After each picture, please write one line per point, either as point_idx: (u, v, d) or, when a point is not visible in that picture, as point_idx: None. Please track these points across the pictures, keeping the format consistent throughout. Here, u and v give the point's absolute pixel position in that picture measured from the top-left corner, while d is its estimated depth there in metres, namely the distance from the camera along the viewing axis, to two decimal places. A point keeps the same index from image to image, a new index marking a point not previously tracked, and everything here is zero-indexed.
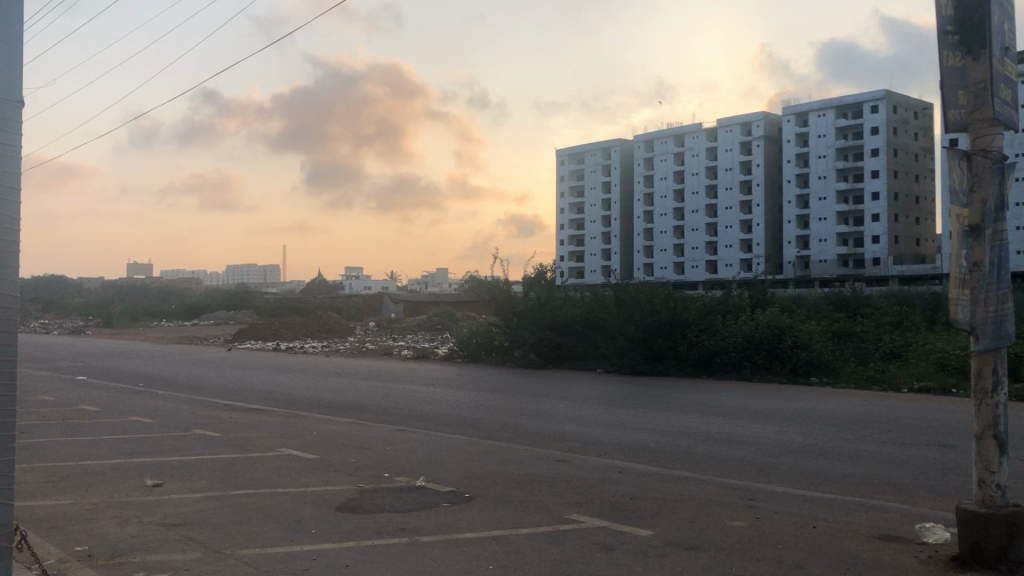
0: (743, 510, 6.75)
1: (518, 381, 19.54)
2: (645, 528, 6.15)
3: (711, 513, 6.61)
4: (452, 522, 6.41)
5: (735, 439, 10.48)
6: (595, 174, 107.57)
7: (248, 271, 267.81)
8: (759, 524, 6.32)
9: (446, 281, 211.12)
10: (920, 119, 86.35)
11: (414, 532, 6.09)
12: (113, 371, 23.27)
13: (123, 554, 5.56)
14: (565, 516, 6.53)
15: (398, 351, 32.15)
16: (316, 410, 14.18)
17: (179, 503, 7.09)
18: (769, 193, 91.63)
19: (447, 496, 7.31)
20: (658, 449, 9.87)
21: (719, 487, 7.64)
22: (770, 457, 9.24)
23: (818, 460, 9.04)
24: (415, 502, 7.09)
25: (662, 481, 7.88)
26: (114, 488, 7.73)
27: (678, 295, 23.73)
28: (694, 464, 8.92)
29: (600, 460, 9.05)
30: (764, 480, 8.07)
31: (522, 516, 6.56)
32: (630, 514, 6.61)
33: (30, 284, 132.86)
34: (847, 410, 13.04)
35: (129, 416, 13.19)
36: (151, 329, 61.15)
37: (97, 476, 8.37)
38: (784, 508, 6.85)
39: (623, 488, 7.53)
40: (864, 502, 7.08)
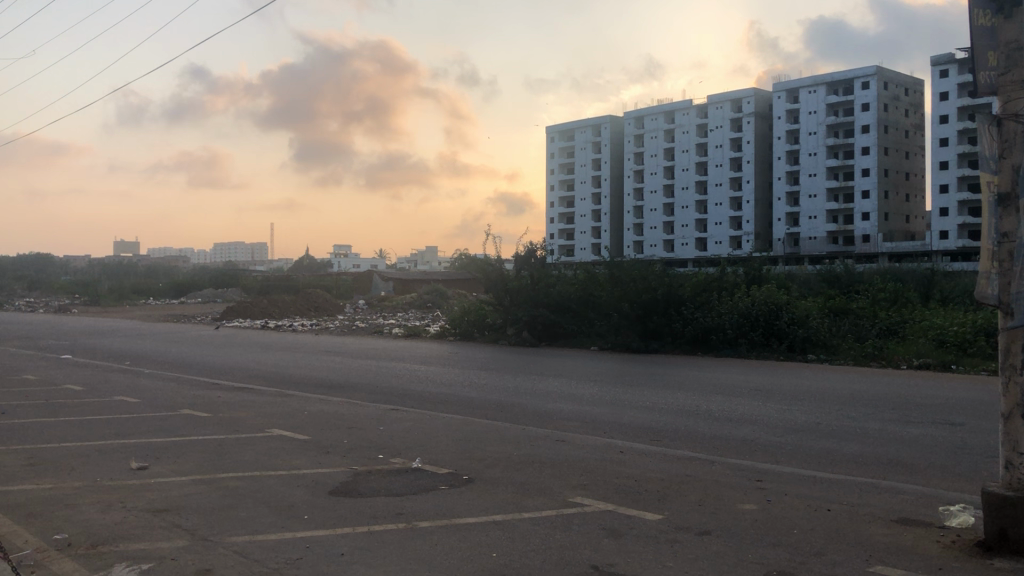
0: (754, 492, 6.63)
1: (509, 359, 19.40)
2: (655, 512, 6.02)
3: (722, 496, 6.49)
4: (452, 505, 6.27)
5: (735, 417, 10.39)
6: (585, 151, 107.20)
7: (236, 252, 266.75)
8: (771, 507, 6.20)
9: (435, 259, 210.70)
10: (910, 96, 86.33)
11: (412, 517, 5.94)
12: (99, 349, 23.08)
13: (104, 542, 5.39)
14: (568, 499, 6.39)
15: (388, 329, 32.02)
16: (308, 389, 14.06)
17: (165, 486, 6.93)
18: (760, 170, 91.49)
19: (445, 478, 7.18)
20: (659, 427, 9.78)
21: (725, 467, 7.54)
22: (774, 436, 9.14)
23: (823, 439, 8.96)
24: (412, 484, 6.96)
25: (665, 461, 7.77)
26: (98, 471, 7.55)
27: (672, 272, 23.60)
28: (697, 443, 8.83)
29: (601, 440, 8.92)
30: (772, 460, 7.95)
31: (525, 499, 6.42)
32: (637, 496, 6.48)
33: (13, 262, 131.82)
34: (844, 387, 13.03)
35: (114, 396, 12.99)
36: (137, 307, 60.74)
37: (80, 458, 8.19)
38: (795, 490, 6.74)
39: (626, 469, 7.41)
40: (875, 483, 6.97)
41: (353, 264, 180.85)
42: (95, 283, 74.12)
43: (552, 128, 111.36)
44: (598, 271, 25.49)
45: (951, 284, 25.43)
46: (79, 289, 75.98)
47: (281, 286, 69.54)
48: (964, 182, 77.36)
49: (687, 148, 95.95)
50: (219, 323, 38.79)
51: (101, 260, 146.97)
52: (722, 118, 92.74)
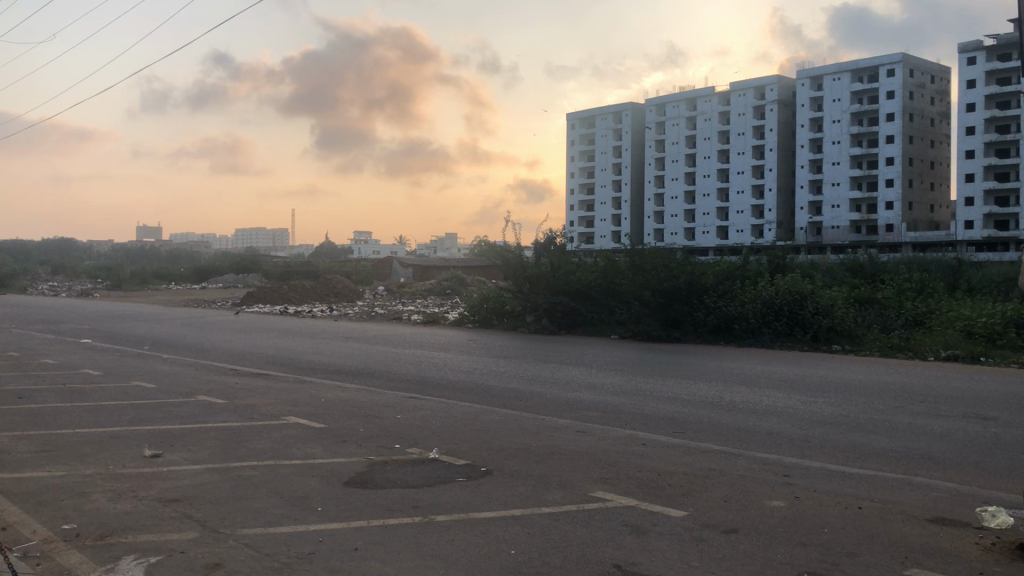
0: (781, 488, 6.50)
1: (529, 347, 19.31)
2: (679, 508, 5.90)
3: (747, 492, 6.36)
4: (468, 498, 6.19)
5: (759, 409, 10.24)
6: (606, 138, 106.66)
7: (257, 237, 268.24)
8: (799, 504, 6.07)
9: (455, 245, 210.91)
10: (937, 83, 85.20)
11: (429, 511, 5.86)
12: (118, 334, 23.24)
13: (113, 534, 5.34)
14: (589, 493, 6.29)
15: (407, 315, 32.01)
16: (325, 375, 14.04)
17: (178, 475, 6.90)
18: (782, 158, 90.70)
19: (463, 470, 7.10)
20: (681, 418, 9.66)
21: (750, 461, 7.41)
22: (799, 429, 8.98)
23: (850, 431, 8.81)
24: (429, 476, 6.88)
25: (689, 454, 7.65)
26: (111, 459, 7.53)
27: (695, 261, 23.40)
28: (720, 435, 8.69)
29: (622, 431, 8.81)
30: (798, 454, 7.81)
31: (545, 493, 6.32)
32: (660, 491, 6.37)
33: (38, 246, 133.47)
34: (870, 378, 12.85)
35: (132, 381, 13.04)
36: (159, 291, 61.09)
37: (94, 444, 8.18)
38: (823, 486, 6.60)
39: (649, 462, 7.29)
40: (906, 479, 6.82)
41: (373, 251, 181.34)
42: (117, 268, 74.73)
43: (572, 114, 110.80)
44: (619, 258, 25.32)
45: (978, 274, 25.05)
46: (101, 273, 76.63)
47: (301, 272, 69.83)
48: (990, 171, 76.34)
49: (709, 135, 95.27)
50: (239, 308, 38.96)
51: (124, 244, 147.97)
52: (745, 105, 91.94)
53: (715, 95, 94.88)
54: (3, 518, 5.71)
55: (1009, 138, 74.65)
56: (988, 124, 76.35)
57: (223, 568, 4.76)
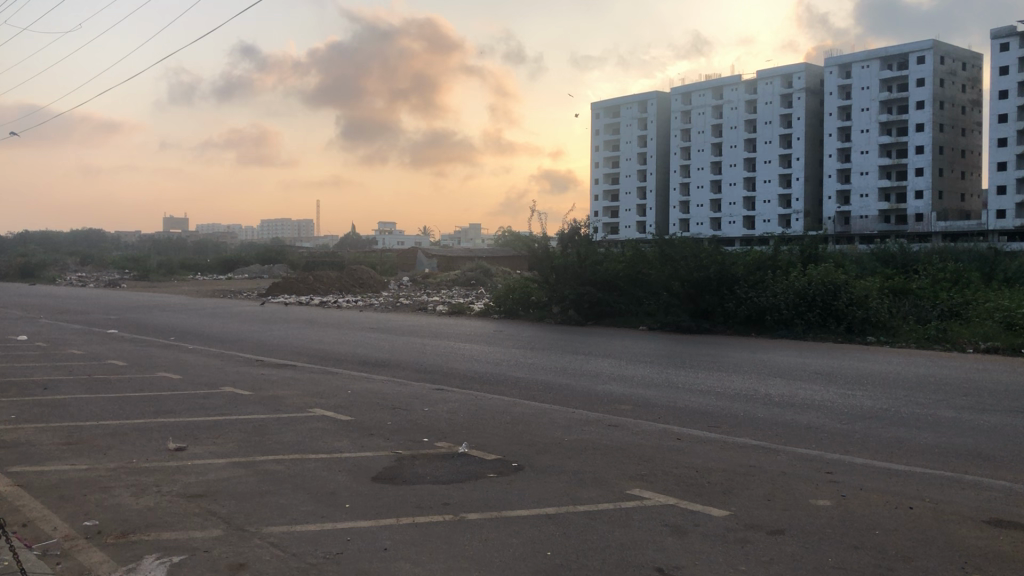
0: (826, 486, 6.33)
1: (555, 338, 19.16)
2: (722, 508, 5.76)
3: (792, 490, 6.19)
4: (500, 495, 6.07)
5: (796, 402, 10.06)
6: (631, 128, 106.01)
7: (283, 227, 269.58)
8: (847, 503, 5.90)
9: (478, 236, 210.89)
10: (968, 71, 83.91)
11: (459, 508, 5.75)
12: (145, 324, 23.36)
13: (135, 531, 5.28)
14: (625, 491, 6.16)
15: (432, 306, 31.95)
16: (351, 366, 13.99)
17: (202, 469, 6.84)
18: (810, 147, 89.74)
19: (494, 465, 6.98)
20: (715, 412, 9.50)
21: (790, 457, 7.26)
22: (840, 423, 8.79)
23: (892, 426, 8.61)
24: (459, 471, 6.77)
25: (726, 450, 7.51)
26: (135, 452, 7.49)
27: (725, 251, 23.13)
28: (756, 429, 8.53)
29: (656, 425, 8.67)
30: (840, 450, 7.63)
31: (580, 490, 6.20)
32: (699, 489, 6.23)
33: (66, 238, 134.90)
34: (909, 371, 12.60)
35: (157, 371, 13.06)
36: (186, 282, 61.41)
37: (118, 437, 8.15)
38: (869, 484, 6.43)
39: (686, 458, 7.15)
40: (954, 477, 6.63)
41: (398, 242, 181.64)
42: (144, 259, 75.26)
43: (597, 103, 110.19)
44: (647, 248, 25.10)
45: (1015, 264, 24.59)
46: (129, 264, 77.22)
47: (326, 263, 70.05)
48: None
49: (736, 124, 94.45)
50: (264, 299, 39.08)
51: (151, 236, 148.86)
52: (772, 94, 91.06)
53: (742, 83, 94.03)
54: (24, 513, 5.66)
55: None
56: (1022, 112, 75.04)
57: (248, 568, 4.69)
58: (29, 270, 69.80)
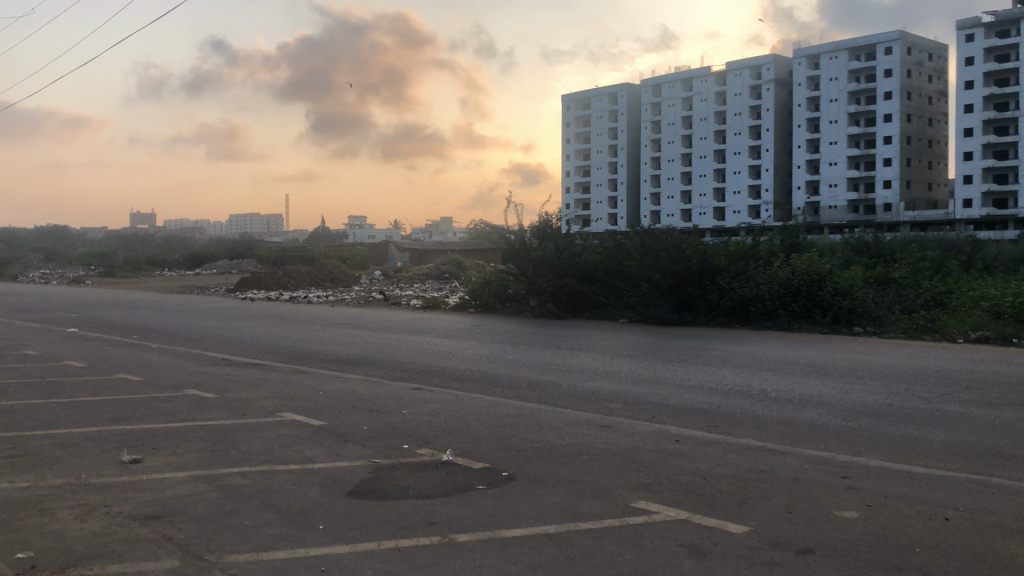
0: (849, 494, 6.06)
1: (533, 333, 18.88)
2: (740, 523, 5.47)
3: (814, 501, 5.90)
4: (490, 510, 5.75)
5: (794, 398, 9.82)
6: (602, 120, 105.97)
7: (252, 221, 267.01)
8: (876, 515, 5.62)
9: (450, 229, 210.20)
10: (935, 61, 84.82)
11: (447, 528, 5.42)
12: (106, 322, 22.76)
13: (75, 564, 4.84)
14: (631, 504, 5.85)
15: (406, 300, 31.49)
16: (322, 365, 13.56)
17: (159, 485, 6.44)
18: (780, 139, 90.17)
19: (482, 475, 6.66)
20: (711, 409, 9.24)
21: (800, 460, 7.01)
22: (843, 421, 8.56)
23: (898, 423, 8.40)
24: (444, 483, 6.45)
25: (732, 454, 7.25)
26: (85, 466, 7.06)
27: (705, 241, 22.96)
28: (758, 428, 8.29)
29: (651, 426, 8.39)
30: (850, 451, 7.39)
31: (580, 504, 5.88)
32: (711, 501, 5.94)
33: (30, 235, 132.73)
34: (902, 363, 12.43)
35: (116, 373, 12.64)
36: (152, 279, 60.37)
37: (67, 448, 7.70)
38: (892, 490, 6.18)
39: (690, 464, 6.87)
40: (978, 480, 6.40)
41: (368, 236, 179.85)
42: (109, 254, 74.11)
43: (568, 95, 109.83)
44: (625, 239, 24.95)
45: (993, 252, 24.69)
46: (94, 261, 76.06)
47: (296, 257, 69.33)
48: (990, 149, 75.87)
49: (706, 115, 94.79)
50: (234, 295, 38.47)
51: (118, 231, 146.65)
52: (742, 85, 91.46)
53: (712, 74, 94.35)
54: None
55: (1009, 116, 74.27)
56: (988, 102, 75.92)
57: None
58: None
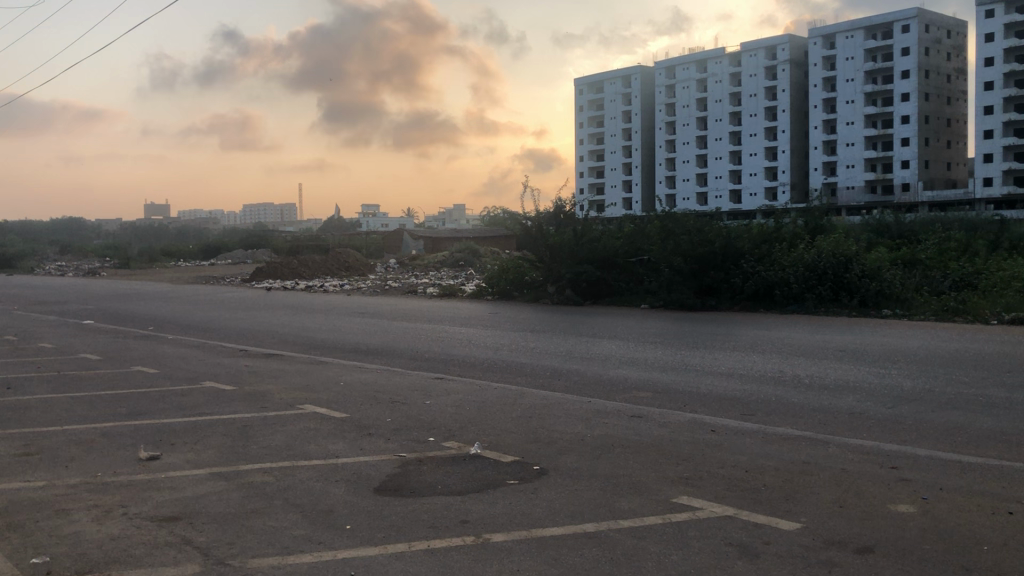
0: (902, 487, 5.89)
1: (552, 319, 18.74)
2: (791, 519, 5.30)
3: (866, 495, 5.73)
4: (524, 509, 5.61)
5: (829, 384, 9.64)
6: (615, 104, 105.46)
7: (266, 211, 267.78)
8: (933, 509, 5.44)
9: (464, 217, 210.08)
10: (952, 39, 83.84)
11: (481, 528, 5.28)
12: (122, 313, 22.80)
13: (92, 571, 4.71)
14: (672, 500, 5.71)
15: (423, 288, 31.40)
16: (341, 355, 13.47)
17: (179, 484, 6.34)
18: (795, 120, 89.44)
19: (514, 469, 6.53)
20: (744, 397, 9.08)
21: (844, 449, 6.85)
22: (883, 408, 8.37)
23: (942, 410, 8.20)
24: (473, 478, 6.32)
25: (771, 443, 7.09)
26: (102, 463, 6.97)
27: (727, 225, 22.73)
28: (794, 417, 8.12)
29: (684, 415, 8.25)
30: (894, 439, 7.21)
31: (619, 500, 5.74)
32: (757, 496, 5.77)
33: (47, 228, 133.69)
34: (935, 346, 12.22)
35: (133, 365, 12.59)
36: (167, 270, 60.74)
37: (84, 445, 7.62)
38: (945, 481, 6.00)
39: (730, 456, 6.72)
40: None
41: (382, 224, 179.87)
42: (125, 246, 74.32)
43: (581, 79, 109.34)
44: (646, 224, 24.75)
45: (1018, 232, 24.36)
46: (109, 252, 76.39)
47: (311, 246, 69.37)
48: (1010, 127, 74.83)
49: (720, 97, 94.14)
50: (250, 285, 38.54)
51: (133, 222, 147.21)
52: (756, 67, 90.77)
53: (725, 56, 93.67)
54: None
55: None
56: (1007, 79, 74.99)
57: None
58: (6, 260, 68.69)
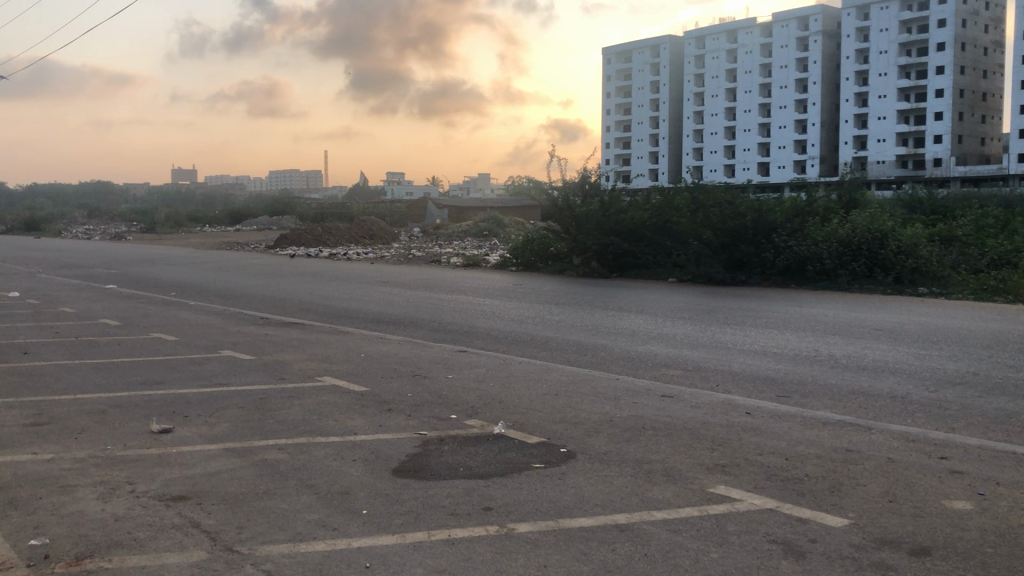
0: (954, 480, 5.68)
1: (575, 292, 18.56)
2: (838, 514, 5.12)
3: (917, 488, 5.53)
4: (552, 496, 5.46)
5: (868, 365, 9.40)
6: (643, 73, 104.27)
7: (291, 177, 268.38)
8: (992, 507, 5.22)
9: (488, 186, 209.38)
10: (990, 11, 81.98)
11: (506, 517, 5.13)
12: (145, 278, 22.80)
13: (93, 555, 4.62)
14: (709, 490, 5.54)
15: (447, 258, 31.22)
16: (362, 325, 13.38)
17: (190, 461, 6.25)
18: (827, 92, 87.98)
19: (539, 452, 6.38)
20: (779, 377, 8.87)
21: (888, 437, 6.65)
22: (926, 392, 8.12)
23: (987, 395, 7.96)
24: (497, 460, 6.18)
25: (811, 429, 6.89)
26: (113, 436, 6.91)
27: (758, 198, 22.38)
28: (832, 400, 7.91)
29: (717, 395, 8.05)
30: (941, 427, 6.98)
31: (651, 489, 5.58)
32: (799, 487, 5.59)
33: (76, 192, 135.05)
34: (974, 327, 11.91)
35: (151, 332, 12.56)
36: (193, 235, 60.99)
37: (95, 416, 7.55)
38: (1000, 475, 5.78)
39: (769, 442, 6.54)
40: None
41: (406, 193, 179.34)
42: (151, 211, 74.88)
43: (608, 48, 107.98)
44: (674, 196, 24.43)
45: None
46: (136, 217, 77.00)
47: (335, 215, 69.42)
48: None
49: (751, 68, 92.80)
50: (274, 251, 38.62)
51: (159, 187, 147.90)
52: (788, 37, 89.30)
53: (756, 26, 92.21)
54: None
55: None
56: None
57: None
58: (35, 223, 69.42)
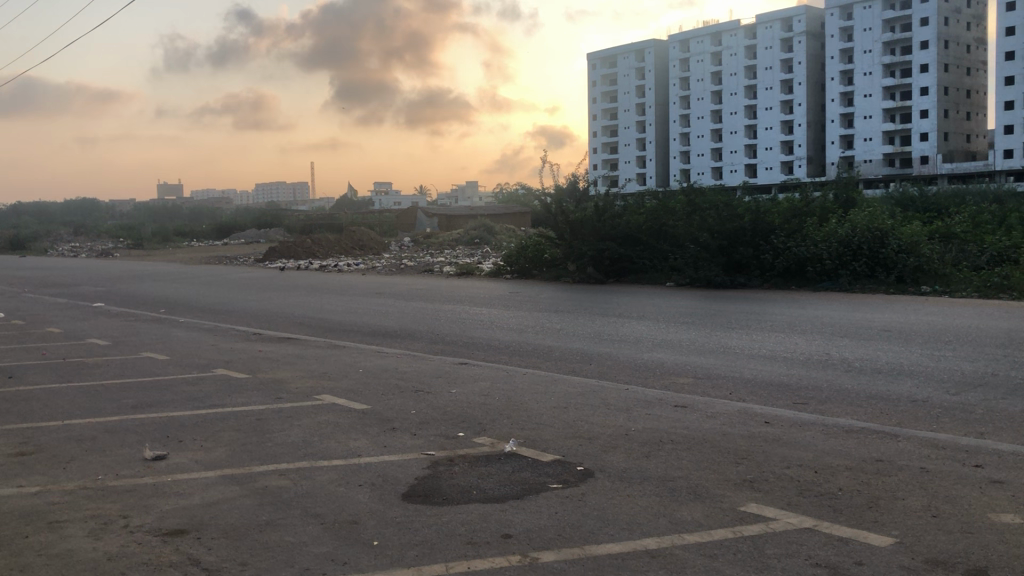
0: (997, 490, 5.55)
1: (570, 299, 18.43)
2: (881, 533, 4.96)
3: (960, 501, 5.38)
4: (577, 520, 5.29)
5: (882, 367, 9.29)
6: (628, 78, 104.46)
7: (278, 189, 267.76)
8: None
9: (476, 194, 209.33)
10: (972, 9, 82.51)
11: (528, 544, 4.97)
12: (134, 295, 22.60)
13: None
14: (740, 508, 5.40)
15: (439, 267, 31.05)
16: (359, 338, 13.21)
17: (187, 490, 6.07)
18: (812, 93, 88.30)
19: (554, 471, 6.22)
20: (793, 383, 8.72)
21: (917, 444, 6.52)
22: (946, 395, 8.01)
23: (1008, 397, 7.85)
24: (512, 482, 6.01)
25: (837, 438, 6.76)
26: (105, 464, 6.71)
27: (754, 200, 22.32)
28: (853, 406, 7.79)
29: (734, 404, 7.92)
30: (969, 432, 6.86)
31: (678, 509, 5.42)
32: (835, 503, 5.45)
33: (61, 210, 134.31)
34: (980, 325, 11.86)
35: (141, 351, 12.33)
36: (181, 250, 60.58)
37: (86, 443, 7.35)
38: None
39: (795, 453, 6.40)
40: None
41: (394, 203, 179.27)
42: (138, 227, 74.47)
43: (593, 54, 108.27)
44: (668, 199, 24.37)
45: None
46: (122, 234, 76.53)
47: (324, 226, 69.13)
48: None
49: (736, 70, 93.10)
50: (263, 265, 38.40)
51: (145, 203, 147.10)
52: (772, 39, 89.63)
53: (741, 29, 92.54)
54: None
55: None
56: None
57: None
58: (20, 242, 68.98)
